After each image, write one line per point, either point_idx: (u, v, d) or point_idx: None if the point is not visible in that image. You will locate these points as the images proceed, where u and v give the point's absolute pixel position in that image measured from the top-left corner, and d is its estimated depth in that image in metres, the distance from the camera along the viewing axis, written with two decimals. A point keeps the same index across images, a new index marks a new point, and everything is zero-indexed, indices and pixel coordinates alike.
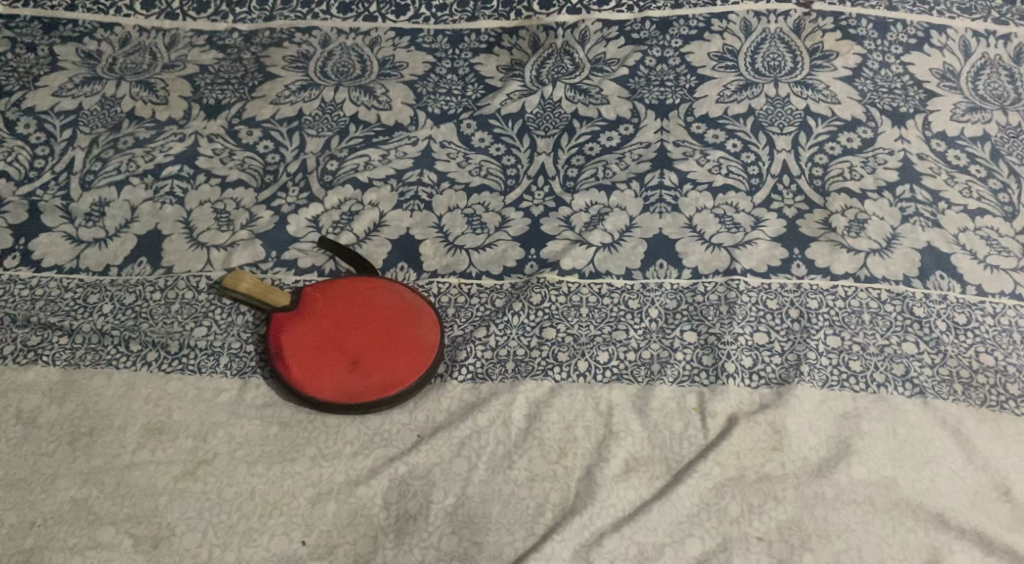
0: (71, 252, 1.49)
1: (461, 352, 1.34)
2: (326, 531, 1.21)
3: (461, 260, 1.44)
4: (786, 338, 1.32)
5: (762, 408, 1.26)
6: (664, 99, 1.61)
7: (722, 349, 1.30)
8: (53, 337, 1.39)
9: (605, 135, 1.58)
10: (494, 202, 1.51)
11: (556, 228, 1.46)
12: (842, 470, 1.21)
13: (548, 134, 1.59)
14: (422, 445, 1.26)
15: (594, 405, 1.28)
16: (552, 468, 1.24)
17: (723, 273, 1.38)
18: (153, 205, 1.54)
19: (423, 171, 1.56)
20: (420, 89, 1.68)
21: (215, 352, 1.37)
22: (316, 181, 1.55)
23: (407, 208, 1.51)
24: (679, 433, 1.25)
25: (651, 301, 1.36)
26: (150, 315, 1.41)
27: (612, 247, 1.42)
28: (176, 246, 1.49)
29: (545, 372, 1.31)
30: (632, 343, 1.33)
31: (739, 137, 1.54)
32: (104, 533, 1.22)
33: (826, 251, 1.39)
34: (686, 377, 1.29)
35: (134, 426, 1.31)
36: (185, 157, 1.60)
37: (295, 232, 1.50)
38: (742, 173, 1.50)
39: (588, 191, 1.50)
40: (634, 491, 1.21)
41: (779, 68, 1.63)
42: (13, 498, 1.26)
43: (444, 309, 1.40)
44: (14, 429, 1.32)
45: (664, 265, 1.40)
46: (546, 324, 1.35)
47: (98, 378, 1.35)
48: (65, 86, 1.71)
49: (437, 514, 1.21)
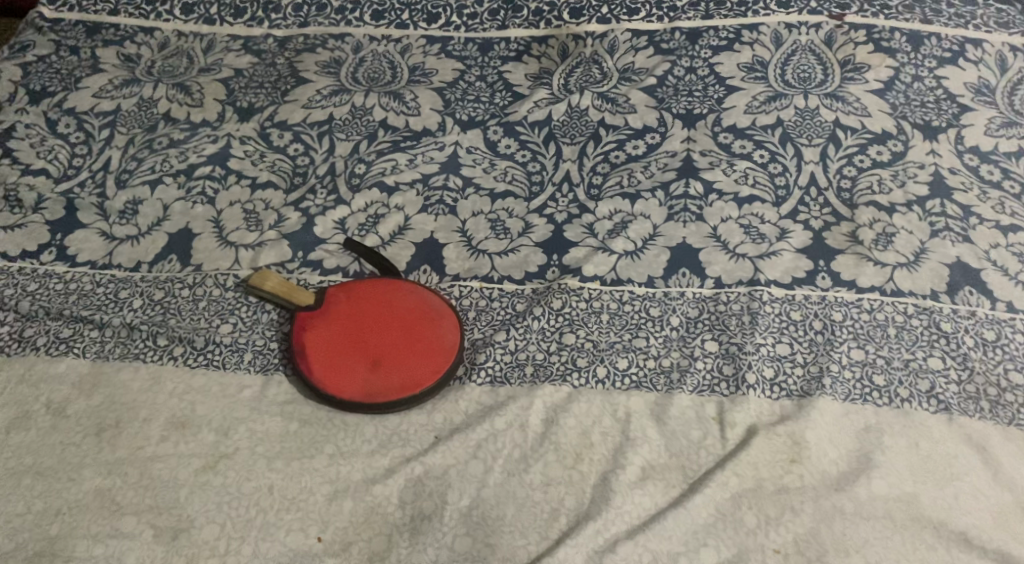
0: (105, 248, 1.53)
1: (480, 355, 1.34)
2: (342, 528, 1.22)
3: (483, 264, 1.45)
4: (809, 350, 1.30)
5: (783, 419, 1.24)
6: (692, 109, 1.61)
7: (743, 360, 1.29)
8: (84, 330, 1.43)
9: (631, 144, 1.58)
10: (518, 208, 1.51)
11: (579, 234, 1.46)
12: (862, 483, 1.19)
13: (574, 141, 1.59)
14: (439, 446, 1.26)
15: (612, 411, 1.27)
16: (567, 473, 1.23)
17: (746, 283, 1.37)
18: (184, 204, 1.58)
19: (448, 176, 1.57)
20: (449, 95, 1.69)
21: (239, 349, 1.40)
22: (344, 184, 1.57)
23: (432, 212, 1.53)
24: (696, 442, 1.24)
25: (672, 310, 1.36)
26: (178, 312, 1.44)
27: (635, 255, 1.42)
28: (205, 245, 1.52)
29: (563, 377, 1.31)
30: (652, 351, 1.32)
31: (767, 148, 1.54)
32: (126, 523, 1.24)
33: (851, 264, 1.38)
34: (705, 386, 1.28)
35: (159, 419, 1.34)
36: (218, 159, 1.63)
37: (321, 234, 1.52)
38: (768, 184, 1.49)
39: (612, 199, 1.50)
40: (649, 498, 1.20)
41: (809, 80, 1.61)
42: (41, 485, 1.28)
43: (465, 312, 1.40)
44: (44, 418, 1.35)
45: (687, 273, 1.39)
46: (565, 330, 1.35)
47: (126, 371, 1.39)
48: (105, 88, 1.75)
49: (451, 515, 1.21)
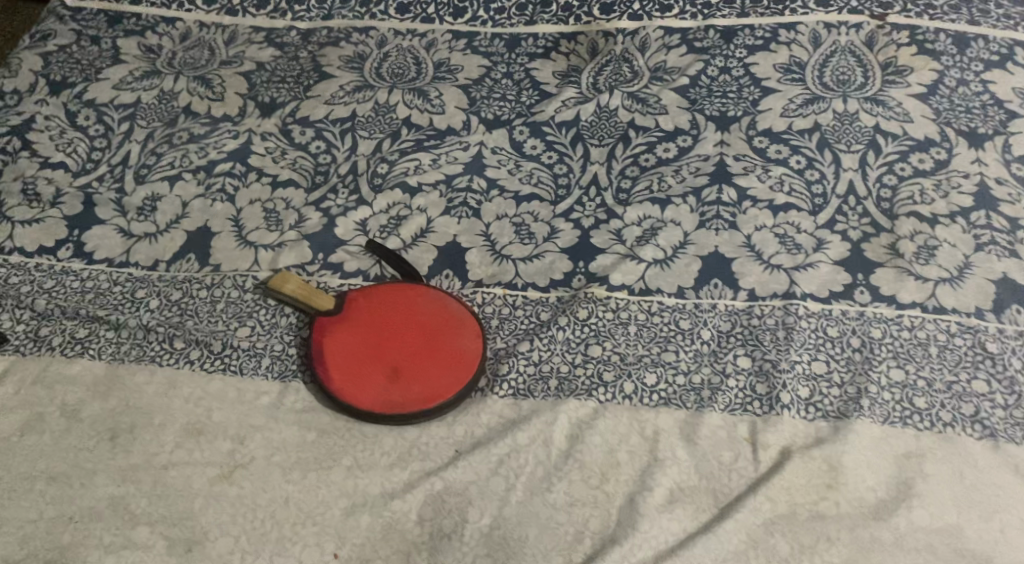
0: (122, 245, 1.50)
1: (503, 366, 1.30)
2: (359, 545, 1.19)
3: (507, 270, 1.41)
4: (846, 369, 1.25)
5: (818, 442, 1.19)
6: (726, 110, 1.55)
7: (778, 378, 1.24)
8: (100, 330, 1.41)
9: (662, 147, 1.52)
10: (544, 212, 1.47)
11: (606, 241, 1.42)
12: (902, 513, 1.14)
13: (603, 143, 1.54)
14: (459, 461, 1.23)
15: (639, 429, 1.23)
16: (592, 493, 1.19)
17: (781, 296, 1.32)
18: (204, 201, 1.54)
19: (473, 177, 1.53)
20: (474, 93, 1.64)
21: (257, 354, 1.37)
22: (366, 184, 1.53)
23: (455, 215, 1.48)
24: (728, 464, 1.19)
25: (703, 323, 1.31)
26: (196, 314, 1.41)
27: (665, 264, 1.38)
28: (224, 245, 1.49)
29: (589, 392, 1.26)
30: (681, 366, 1.27)
31: (804, 153, 1.48)
32: (139, 533, 1.21)
33: (891, 278, 1.32)
34: (737, 404, 1.23)
35: (174, 425, 1.31)
36: (238, 155, 1.60)
37: (342, 235, 1.48)
38: (805, 191, 1.44)
39: (641, 204, 1.45)
40: (678, 523, 1.16)
41: (848, 82, 1.55)
42: (53, 491, 1.26)
43: (488, 320, 1.36)
44: (57, 421, 1.32)
45: (719, 284, 1.35)
46: (592, 342, 1.31)
47: (141, 374, 1.36)
48: (126, 79, 1.71)
49: (472, 535, 1.18)
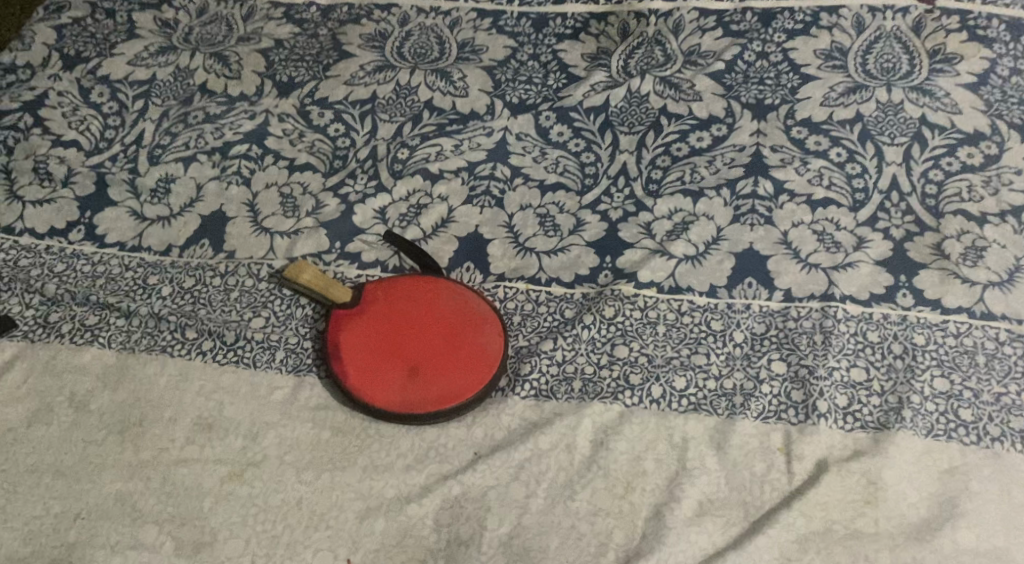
0: (134, 229, 1.46)
1: (525, 366, 1.25)
2: (374, 550, 1.15)
3: (531, 264, 1.35)
4: (886, 376, 1.19)
5: (856, 455, 1.14)
6: (763, 98, 1.48)
7: (814, 386, 1.18)
8: (111, 318, 1.36)
9: (695, 135, 1.45)
10: (570, 202, 1.41)
11: (635, 235, 1.36)
12: (945, 534, 1.08)
13: (632, 130, 1.47)
14: (478, 465, 1.18)
15: (667, 436, 1.17)
16: (617, 503, 1.14)
17: (819, 297, 1.26)
18: (219, 184, 1.49)
19: (496, 164, 1.46)
20: (499, 75, 1.58)
21: (271, 346, 1.32)
22: (385, 170, 1.48)
23: (478, 204, 1.43)
24: (760, 475, 1.14)
25: (736, 324, 1.25)
26: (209, 303, 1.37)
27: (696, 260, 1.31)
28: (239, 231, 1.44)
29: (615, 395, 1.21)
30: (712, 370, 1.22)
31: (845, 145, 1.41)
32: (147, 533, 1.18)
33: (936, 281, 1.26)
34: (771, 412, 1.18)
35: (185, 419, 1.27)
36: (255, 137, 1.54)
37: (360, 223, 1.43)
38: (845, 186, 1.37)
39: (672, 196, 1.39)
40: (706, 537, 1.11)
41: (893, 70, 1.48)
42: (60, 486, 1.22)
43: (511, 316, 1.31)
44: (65, 413, 1.28)
45: (753, 284, 1.28)
46: (618, 342, 1.25)
47: (152, 365, 1.32)
48: (141, 55, 1.66)
49: (491, 543, 1.13)
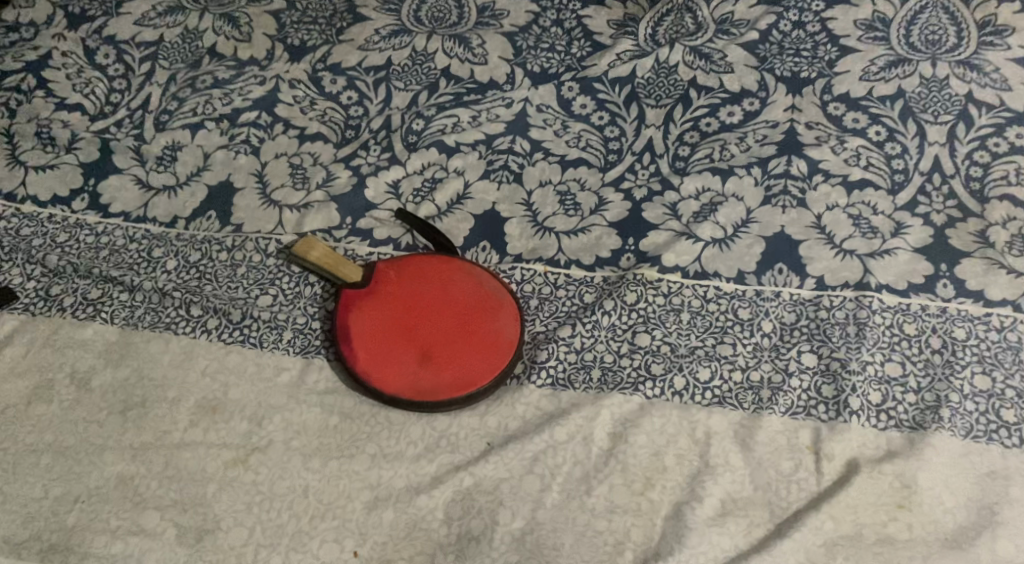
0: (139, 199, 1.40)
1: (541, 353, 1.19)
2: (381, 543, 1.10)
3: (550, 245, 1.29)
4: (923, 372, 1.12)
5: (890, 455, 1.08)
6: (798, 71, 1.39)
7: (847, 381, 1.12)
8: (114, 292, 1.31)
9: (726, 110, 1.38)
10: (592, 179, 1.34)
11: (660, 215, 1.29)
12: (983, 543, 1.03)
13: (660, 103, 1.40)
14: (491, 456, 1.13)
15: (689, 430, 1.12)
16: (635, 500, 1.09)
17: (853, 286, 1.19)
18: (226, 153, 1.43)
19: (515, 138, 1.40)
20: (520, 41, 1.50)
21: (278, 326, 1.27)
22: (399, 141, 1.41)
23: (495, 179, 1.36)
24: (787, 474, 1.08)
25: (765, 313, 1.19)
26: (215, 278, 1.32)
27: (724, 244, 1.25)
28: (247, 203, 1.38)
29: (635, 386, 1.15)
30: (739, 361, 1.16)
31: (885, 124, 1.33)
32: (148, 519, 1.14)
33: (980, 271, 1.19)
34: (800, 408, 1.12)
35: (188, 401, 1.22)
36: (265, 104, 1.48)
37: (372, 198, 1.37)
38: (884, 167, 1.29)
39: (700, 174, 1.32)
40: (729, 539, 1.05)
41: (938, 44, 1.38)
42: (60, 467, 1.18)
43: (527, 300, 1.25)
44: (66, 390, 1.24)
45: (784, 270, 1.22)
46: (639, 329, 1.19)
47: (155, 342, 1.27)
48: (147, 14, 1.58)
49: (503, 539, 1.08)
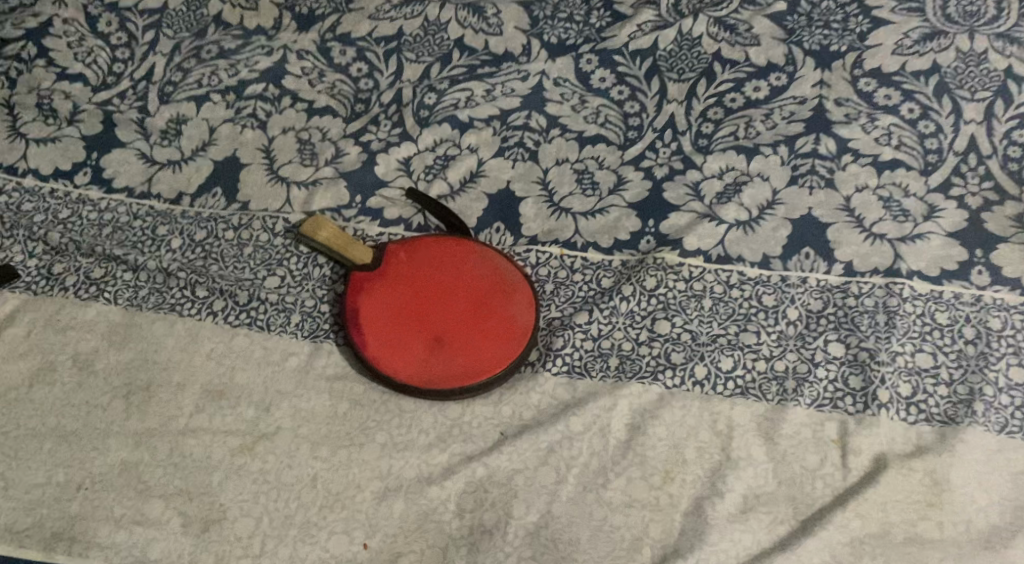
0: (143, 173, 1.36)
1: (557, 340, 1.15)
2: (392, 535, 1.07)
3: (566, 226, 1.24)
4: (956, 364, 1.08)
5: (920, 451, 1.04)
6: (828, 44, 1.33)
7: (875, 372, 1.08)
8: (117, 271, 1.28)
9: (751, 85, 1.32)
10: (611, 157, 1.29)
11: (681, 196, 1.24)
12: (1017, 544, 0.99)
13: (682, 78, 1.34)
14: (504, 447, 1.09)
15: (711, 422, 1.08)
16: (654, 495, 1.05)
17: (883, 273, 1.15)
18: (233, 127, 1.39)
19: (531, 113, 1.34)
20: (537, 11, 1.42)
21: (286, 309, 1.23)
22: (411, 116, 1.36)
23: (509, 157, 1.31)
24: (812, 469, 1.04)
25: (790, 300, 1.14)
26: (221, 258, 1.28)
27: (748, 227, 1.20)
28: (254, 180, 1.34)
29: (654, 375, 1.11)
30: (763, 350, 1.11)
31: (918, 100, 1.27)
32: (153, 508, 1.11)
33: (1017, 258, 1.14)
34: (826, 400, 1.08)
35: (194, 385, 1.19)
36: (272, 75, 1.42)
37: (383, 175, 1.32)
38: (917, 146, 1.24)
39: (723, 153, 1.26)
40: (751, 536, 1.02)
41: (976, 15, 1.31)
42: (63, 453, 1.15)
43: (542, 284, 1.20)
44: (69, 373, 1.21)
45: (811, 255, 1.17)
46: (659, 316, 1.15)
47: (160, 324, 1.23)
48: None
49: (517, 533, 1.05)
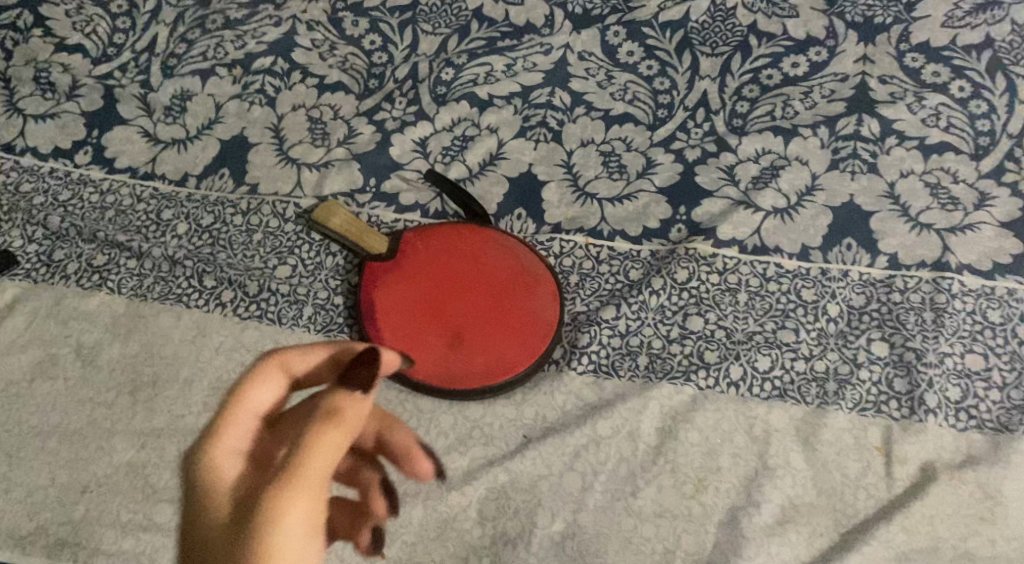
0: (147, 153, 1.29)
1: (583, 337, 1.09)
2: (410, 544, 1.01)
3: (592, 213, 1.17)
4: (1010, 367, 1.03)
5: (972, 461, 0.99)
6: (872, 14, 1.24)
7: (921, 374, 1.03)
8: (120, 258, 1.22)
9: (790, 61, 1.23)
10: (639, 138, 1.21)
11: (715, 180, 1.17)
12: None
13: (715, 52, 1.25)
14: (528, 450, 1.04)
15: (747, 427, 1.02)
16: (686, 504, 1.00)
17: (930, 266, 1.08)
18: (240, 104, 1.31)
19: (555, 90, 1.26)
20: None
21: (298, 301, 1.17)
22: (428, 93, 1.28)
23: (531, 138, 1.24)
24: (854, 479, 1.00)
25: (831, 295, 1.08)
26: (229, 245, 1.22)
27: (786, 214, 1.13)
28: (262, 161, 1.27)
29: (686, 375, 1.05)
30: (802, 349, 1.05)
31: (970, 78, 1.18)
32: (161, 513, 1.07)
33: None
34: (869, 405, 1.02)
35: (203, 381, 1.14)
36: (280, 47, 1.34)
37: (398, 157, 1.25)
38: (968, 128, 1.16)
39: (760, 134, 1.19)
40: (789, 550, 0.97)
41: None
42: (66, 453, 1.11)
43: (566, 275, 1.14)
44: (72, 367, 1.16)
45: (853, 246, 1.10)
46: (691, 311, 1.09)
47: (166, 316, 1.18)
48: None
49: (542, 543, 1.00)
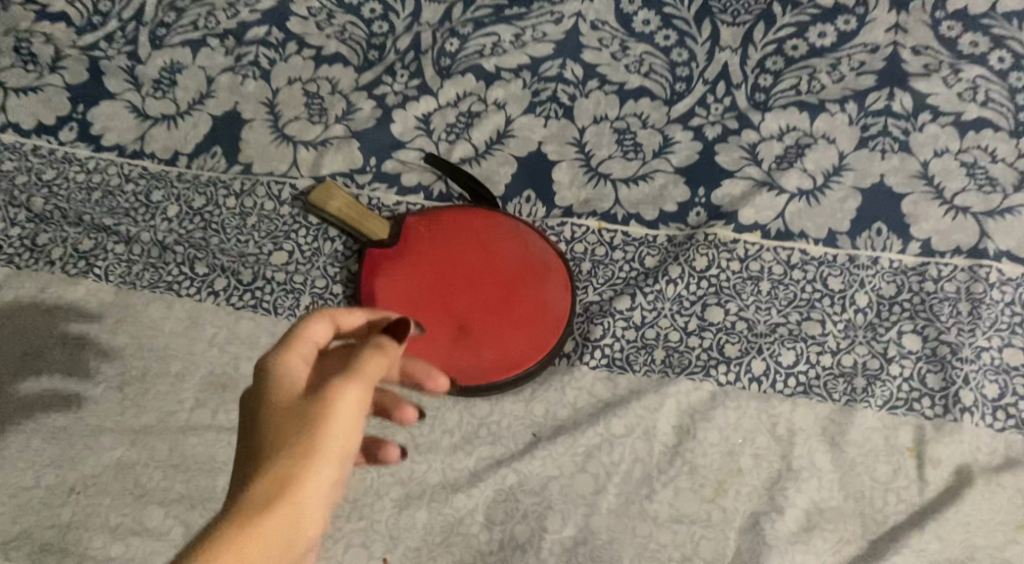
0: (135, 130, 1.22)
1: (595, 329, 1.03)
2: (414, 549, 0.96)
3: (605, 196, 1.10)
4: None
5: (1010, 464, 0.94)
6: None
7: (957, 370, 0.97)
8: (107, 243, 1.16)
9: (816, 30, 1.14)
10: (656, 114, 1.14)
11: (737, 160, 1.09)
12: None
13: (736, 21, 1.15)
14: (538, 450, 0.98)
15: (769, 427, 0.97)
16: (705, 508, 0.95)
17: (966, 253, 1.02)
18: (233, 77, 1.23)
19: (566, 63, 1.18)
20: None
21: (295, 290, 1.12)
22: (431, 66, 1.20)
23: (541, 114, 1.16)
24: (883, 482, 0.95)
25: (859, 284, 1.02)
26: (222, 230, 1.15)
27: (811, 197, 1.06)
28: (257, 139, 1.20)
29: (705, 370, 1.00)
30: (829, 342, 1.00)
31: (1011, 48, 1.10)
32: (152, 516, 1.03)
33: None
34: (900, 402, 0.97)
35: (195, 375, 1.09)
36: (275, 16, 1.25)
37: (399, 134, 1.18)
38: (1007, 103, 1.08)
39: (785, 109, 1.11)
40: (813, 557, 0.93)
41: None
42: (53, 451, 1.06)
43: (578, 263, 1.08)
44: (59, 359, 1.11)
45: (883, 231, 1.04)
46: (711, 301, 1.03)
47: (156, 306, 1.12)
48: None
49: (553, 549, 0.95)
